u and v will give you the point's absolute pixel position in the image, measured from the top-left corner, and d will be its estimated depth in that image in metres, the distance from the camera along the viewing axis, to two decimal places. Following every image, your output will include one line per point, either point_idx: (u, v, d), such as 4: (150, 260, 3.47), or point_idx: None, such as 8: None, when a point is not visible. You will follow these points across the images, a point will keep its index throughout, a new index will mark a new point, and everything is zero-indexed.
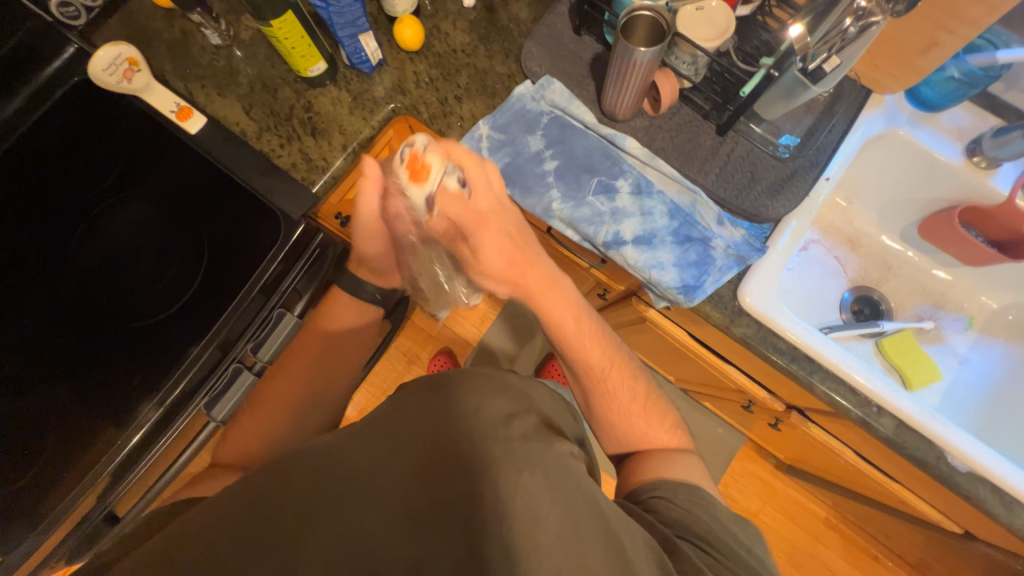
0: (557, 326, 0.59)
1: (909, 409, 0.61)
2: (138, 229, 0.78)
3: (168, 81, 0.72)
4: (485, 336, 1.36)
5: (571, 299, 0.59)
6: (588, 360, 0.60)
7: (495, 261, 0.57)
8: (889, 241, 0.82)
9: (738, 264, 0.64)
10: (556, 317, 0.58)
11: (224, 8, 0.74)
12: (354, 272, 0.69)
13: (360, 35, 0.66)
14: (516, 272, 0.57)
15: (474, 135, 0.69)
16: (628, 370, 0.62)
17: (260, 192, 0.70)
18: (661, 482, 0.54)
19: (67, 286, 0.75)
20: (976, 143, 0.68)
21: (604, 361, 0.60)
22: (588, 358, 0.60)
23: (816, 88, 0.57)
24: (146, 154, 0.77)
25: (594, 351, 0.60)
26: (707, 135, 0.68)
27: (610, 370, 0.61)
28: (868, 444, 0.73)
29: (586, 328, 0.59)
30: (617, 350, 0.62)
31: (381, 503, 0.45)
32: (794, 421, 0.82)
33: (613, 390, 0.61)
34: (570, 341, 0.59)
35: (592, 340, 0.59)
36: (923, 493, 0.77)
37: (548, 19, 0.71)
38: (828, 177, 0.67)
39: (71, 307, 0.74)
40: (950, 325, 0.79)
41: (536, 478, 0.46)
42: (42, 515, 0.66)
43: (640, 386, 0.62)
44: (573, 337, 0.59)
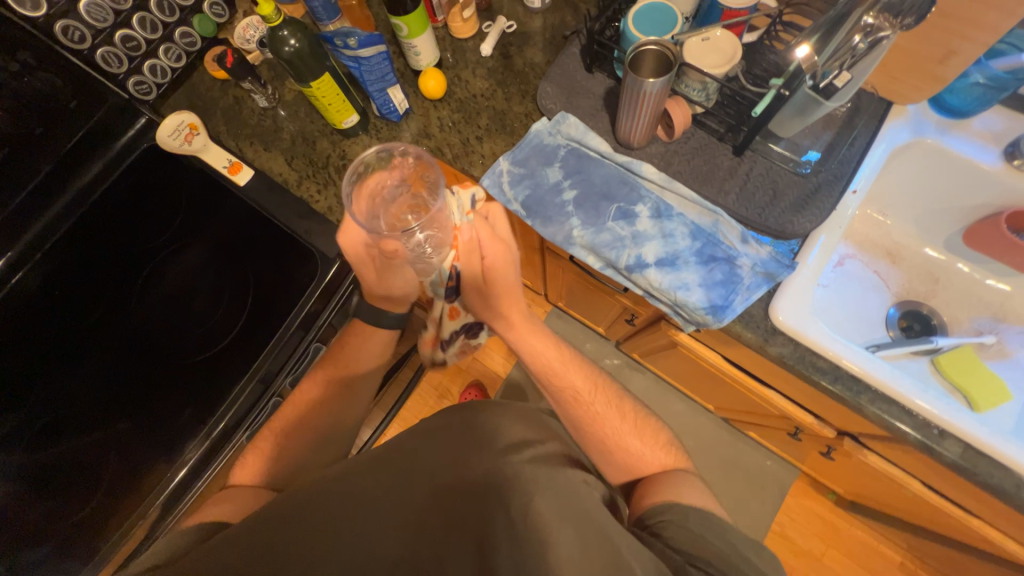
0: (539, 360, 0.64)
1: (976, 430, 0.55)
2: (191, 274, 0.84)
3: (222, 141, 0.81)
4: (514, 368, 1.35)
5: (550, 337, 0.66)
6: (574, 385, 0.63)
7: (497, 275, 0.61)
8: (934, 253, 0.78)
9: (767, 282, 0.63)
10: (536, 345, 0.64)
11: (270, 74, 0.84)
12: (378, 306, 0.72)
13: (388, 89, 0.73)
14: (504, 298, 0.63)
15: (496, 170, 0.72)
16: (612, 395, 0.64)
17: (300, 235, 0.75)
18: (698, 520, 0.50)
19: (129, 331, 0.81)
20: (1013, 147, 0.65)
21: (588, 387, 0.63)
22: (574, 384, 0.63)
23: (829, 103, 0.57)
24: (200, 206, 0.85)
25: (576, 377, 0.63)
26: (724, 156, 0.69)
27: (595, 394, 0.63)
28: (934, 472, 0.67)
29: (564, 357, 0.64)
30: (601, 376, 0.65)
31: None
32: (848, 449, 0.76)
33: (600, 416, 0.61)
34: (552, 367, 0.64)
35: (572, 366, 0.64)
36: (1010, 530, 0.68)
37: (561, 60, 0.76)
38: (855, 189, 0.66)
39: (132, 350, 0.80)
40: (1016, 338, 0.72)
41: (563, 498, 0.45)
42: (99, 545, 0.70)
43: (627, 406, 0.63)
44: (555, 368, 0.64)
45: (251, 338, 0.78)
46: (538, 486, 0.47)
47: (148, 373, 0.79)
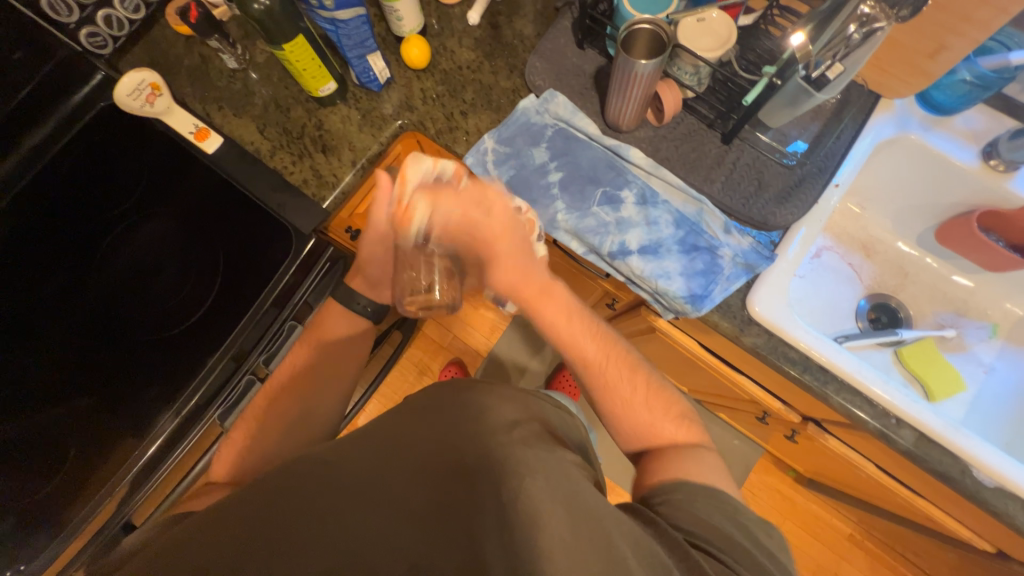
0: (557, 332, 0.59)
1: (930, 421, 0.58)
2: (156, 246, 0.80)
3: (188, 104, 0.76)
4: (495, 346, 1.36)
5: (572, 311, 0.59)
6: (588, 353, 0.59)
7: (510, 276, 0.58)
8: (906, 247, 0.80)
9: (746, 273, 0.63)
10: (553, 316, 0.58)
11: (240, 33, 0.78)
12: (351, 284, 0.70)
13: (368, 56, 0.68)
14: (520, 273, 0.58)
15: (480, 149, 0.70)
16: (630, 363, 0.60)
17: (273, 209, 0.72)
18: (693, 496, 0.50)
19: (91, 303, 0.77)
20: (992, 146, 0.66)
21: (606, 355, 0.59)
22: (586, 350, 0.59)
23: (821, 95, 0.56)
24: (164, 174, 0.79)
25: (593, 348, 0.59)
26: (713, 144, 0.68)
27: (608, 361, 0.59)
28: (890, 458, 0.71)
29: (582, 328, 0.59)
30: (615, 344, 0.61)
31: (378, 512, 0.45)
32: (811, 433, 0.80)
33: (620, 382, 0.59)
34: (566, 334, 0.59)
35: (591, 339, 0.59)
36: (950, 509, 0.73)
37: (551, 34, 0.72)
38: (837, 183, 0.66)
39: (93, 323, 0.76)
40: (974, 332, 0.76)
41: (537, 480, 0.46)
42: (66, 521, 0.69)
43: (640, 375, 0.60)
44: (579, 341, 0.59)
45: (223, 314, 0.75)
46: (527, 467, 0.46)
47: (110, 347, 0.75)
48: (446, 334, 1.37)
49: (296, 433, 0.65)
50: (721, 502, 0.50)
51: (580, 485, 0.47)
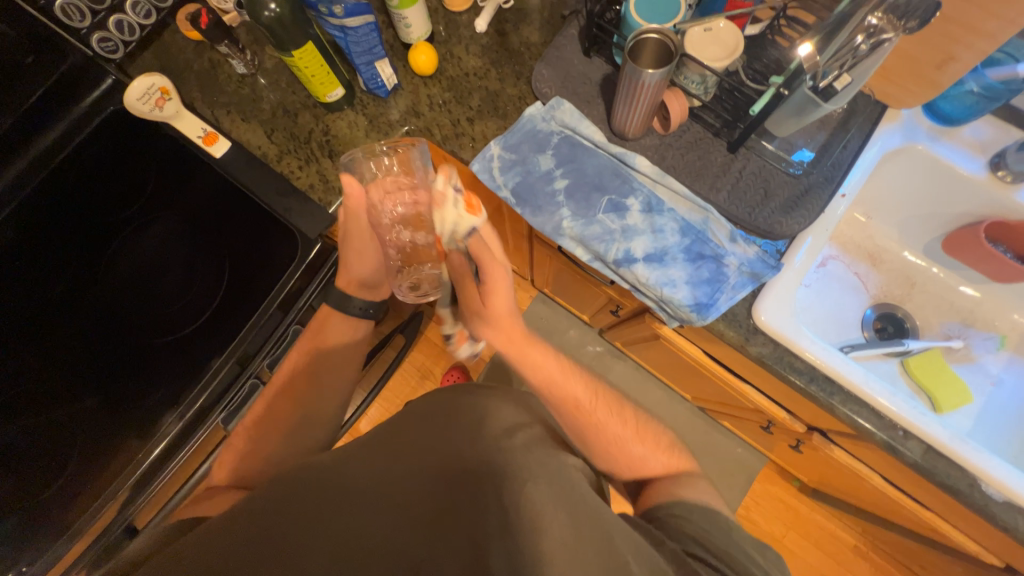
0: (542, 374, 0.61)
1: (938, 433, 0.58)
2: (164, 250, 0.82)
3: (196, 109, 0.76)
4: (498, 351, 1.36)
5: (546, 351, 0.62)
6: (576, 395, 0.60)
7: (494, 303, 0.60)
8: (912, 257, 0.80)
9: (752, 282, 0.63)
10: (536, 361, 0.61)
11: (249, 39, 0.78)
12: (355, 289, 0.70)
13: (376, 62, 0.69)
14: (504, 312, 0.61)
15: (485, 155, 0.70)
16: (614, 404, 0.62)
17: (279, 213, 0.72)
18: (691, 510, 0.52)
19: (101, 305, 0.79)
20: (999, 157, 0.66)
21: (589, 398, 0.61)
22: (574, 393, 0.61)
23: (828, 105, 0.56)
24: (173, 179, 0.81)
25: (573, 390, 0.61)
26: (718, 152, 0.68)
27: (596, 402, 0.61)
28: (896, 469, 0.70)
29: (566, 368, 0.62)
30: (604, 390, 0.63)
31: (382, 520, 0.45)
32: (816, 443, 0.79)
33: (601, 425, 0.59)
34: (554, 377, 0.61)
35: (573, 377, 0.61)
36: (958, 523, 0.72)
37: (558, 42, 0.73)
38: (844, 192, 0.66)
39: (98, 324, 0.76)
40: (981, 344, 0.75)
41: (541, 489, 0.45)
42: (69, 524, 0.69)
43: (628, 413, 0.62)
44: (560, 381, 0.61)
45: (228, 318, 0.75)
46: (531, 476, 0.46)
47: (116, 350, 0.76)
48: None
49: (299, 438, 0.65)
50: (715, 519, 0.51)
51: (585, 495, 0.46)
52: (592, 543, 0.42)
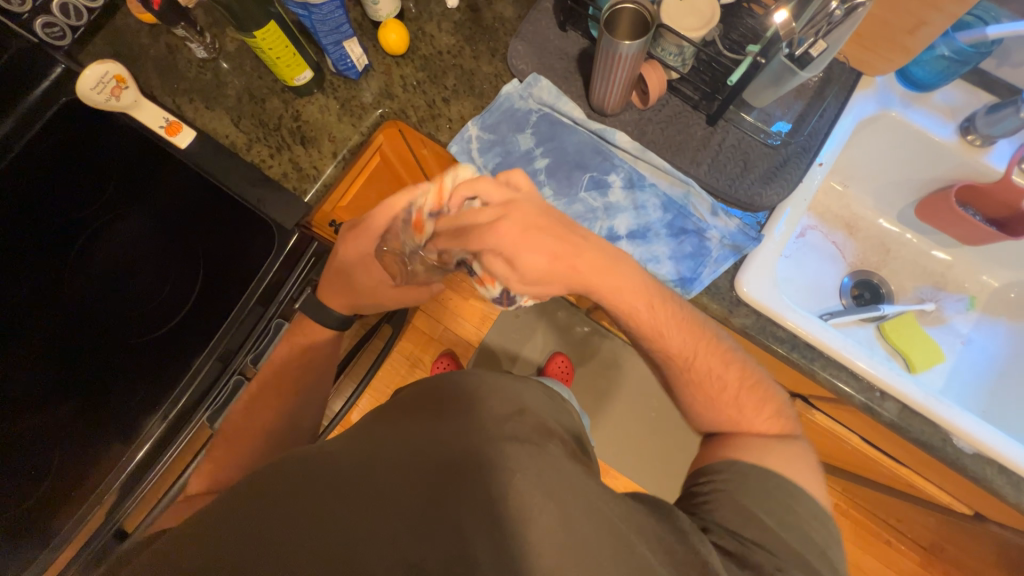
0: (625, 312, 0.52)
1: (913, 392, 0.60)
2: (132, 248, 0.77)
3: (156, 97, 0.73)
4: (486, 336, 1.36)
5: (644, 292, 0.51)
6: (669, 347, 0.55)
7: (536, 261, 0.47)
8: (887, 224, 0.82)
9: (734, 254, 0.64)
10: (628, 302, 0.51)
11: (209, 21, 0.75)
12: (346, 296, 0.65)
13: (344, 42, 0.66)
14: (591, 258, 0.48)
15: (463, 137, 0.68)
16: (726, 350, 0.58)
17: (252, 204, 0.70)
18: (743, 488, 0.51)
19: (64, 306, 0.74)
20: (969, 121, 0.67)
21: (690, 346, 0.55)
22: (667, 344, 0.55)
23: (804, 74, 0.56)
24: (137, 171, 0.76)
25: (676, 339, 0.55)
26: (698, 125, 0.67)
27: (695, 355, 0.56)
28: (874, 429, 0.72)
29: (667, 319, 0.53)
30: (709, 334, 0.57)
31: (373, 509, 0.44)
32: (799, 409, 0.82)
33: (690, 380, 0.57)
34: (654, 324, 0.53)
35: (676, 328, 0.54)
36: (932, 477, 0.76)
37: (533, 16, 0.71)
38: (821, 162, 0.67)
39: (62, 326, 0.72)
40: (952, 305, 0.78)
41: (530, 476, 0.45)
42: (55, 531, 0.67)
43: (734, 359, 0.58)
44: (659, 331, 0.54)
45: (207, 314, 0.73)
46: (517, 463, 0.46)
47: (87, 352, 0.73)
48: (436, 326, 1.37)
49: None
50: (773, 485, 0.50)
51: (570, 478, 0.46)
52: (581, 516, 0.43)
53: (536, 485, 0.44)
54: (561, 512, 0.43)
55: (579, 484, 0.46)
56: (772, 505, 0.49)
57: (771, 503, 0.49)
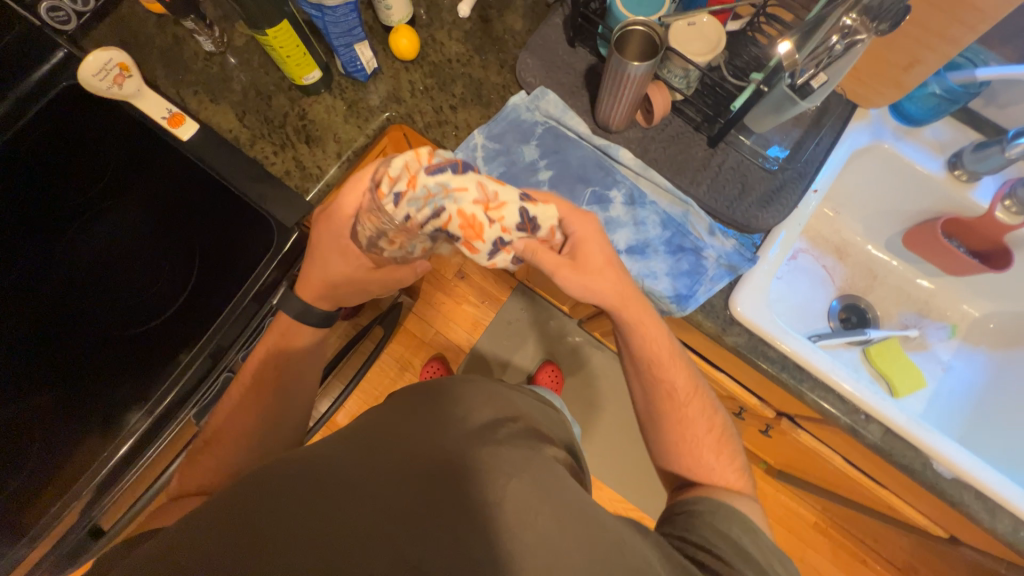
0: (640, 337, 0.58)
1: (895, 416, 0.62)
2: (121, 239, 0.75)
3: (160, 88, 0.72)
4: (478, 341, 1.36)
5: (657, 329, 0.59)
6: (673, 383, 0.60)
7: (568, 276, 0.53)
8: (875, 251, 0.84)
9: (729, 274, 0.65)
10: (649, 338, 0.59)
11: (218, 14, 0.74)
12: (339, 296, 0.64)
13: (355, 44, 0.66)
14: (611, 281, 0.55)
15: (469, 144, 0.69)
16: (707, 402, 0.62)
17: (252, 200, 0.69)
18: (721, 514, 0.51)
19: (49, 295, 0.73)
20: (957, 157, 0.70)
21: (687, 389, 0.60)
22: (674, 381, 0.60)
23: (804, 103, 0.58)
24: (133, 161, 0.75)
25: (680, 378, 0.60)
26: (699, 146, 0.69)
27: (691, 397, 0.61)
28: (857, 451, 0.74)
29: (675, 357, 0.60)
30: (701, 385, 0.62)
31: (361, 516, 0.43)
32: (785, 427, 0.83)
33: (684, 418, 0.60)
34: (658, 359, 0.59)
35: (678, 366, 0.60)
36: (910, 499, 0.77)
37: (543, 30, 0.72)
38: (816, 188, 0.69)
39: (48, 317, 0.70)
40: (934, 332, 0.81)
41: (525, 481, 0.46)
42: (27, 527, 0.64)
43: (717, 417, 0.62)
44: (663, 362, 0.59)
45: (200, 308, 0.72)
46: (510, 470, 0.46)
47: (70, 342, 0.71)
48: (428, 330, 1.36)
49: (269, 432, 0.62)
50: (745, 520, 0.51)
51: (563, 485, 0.46)
52: (572, 533, 0.43)
53: (528, 498, 0.44)
54: (553, 525, 0.43)
55: (572, 497, 0.46)
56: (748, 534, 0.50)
57: (748, 534, 0.49)
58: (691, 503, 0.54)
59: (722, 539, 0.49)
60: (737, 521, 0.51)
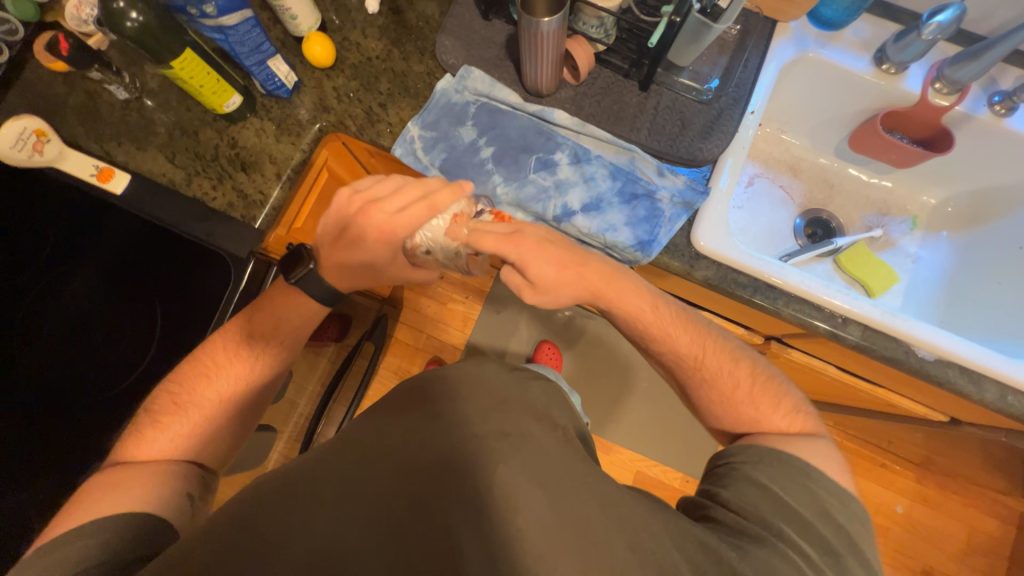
0: (624, 311, 0.59)
1: (871, 312, 0.63)
2: (78, 308, 0.71)
3: (82, 145, 0.70)
4: (471, 336, 1.36)
5: (642, 295, 0.59)
6: (676, 350, 0.59)
7: (547, 270, 0.56)
8: (827, 162, 0.85)
9: (686, 211, 0.65)
10: (632, 309, 0.59)
11: (125, 59, 0.72)
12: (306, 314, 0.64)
13: (268, 61, 0.65)
14: (574, 281, 0.57)
15: (406, 138, 0.68)
16: (732, 353, 0.60)
17: (202, 239, 0.69)
18: (758, 472, 0.50)
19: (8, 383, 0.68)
20: (881, 52, 0.70)
21: (696, 349, 0.59)
22: (676, 345, 0.59)
23: (718, 26, 0.58)
24: (73, 226, 0.71)
25: (684, 338, 0.59)
26: (632, 92, 0.69)
27: (703, 355, 0.59)
28: (846, 356, 0.75)
29: (666, 316, 0.59)
30: (711, 338, 0.60)
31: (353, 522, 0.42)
32: (775, 350, 0.84)
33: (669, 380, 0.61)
34: (651, 328, 0.59)
35: (681, 327, 0.59)
36: (903, 390, 0.79)
37: (455, 10, 0.72)
38: (753, 110, 0.69)
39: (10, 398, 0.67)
40: (897, 228, 0.82)
41: (512, 465, 0.46)
42: None
43: (744, 366, 0.59)
44: (656, 334, 0.59)
45: (175, 357, 0.71)
46: (500, 454, 0.46)
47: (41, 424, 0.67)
48: (420, 335, 1.36)
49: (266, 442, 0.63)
50: (789, 468, 0.50)
51: (555, 463, 0.47)
52: (565, 511, 0.44)
53: (518, 484, 0.44)
54: (545, 509, 0.43)
55: (561, 473, 0.46)
56: (795, 492, 0.49)
57: (790, 487, 0.49)
58: (739, 453, 0.53)
59: (751, 503, 0.48)
60: (783, 475, 0.50)
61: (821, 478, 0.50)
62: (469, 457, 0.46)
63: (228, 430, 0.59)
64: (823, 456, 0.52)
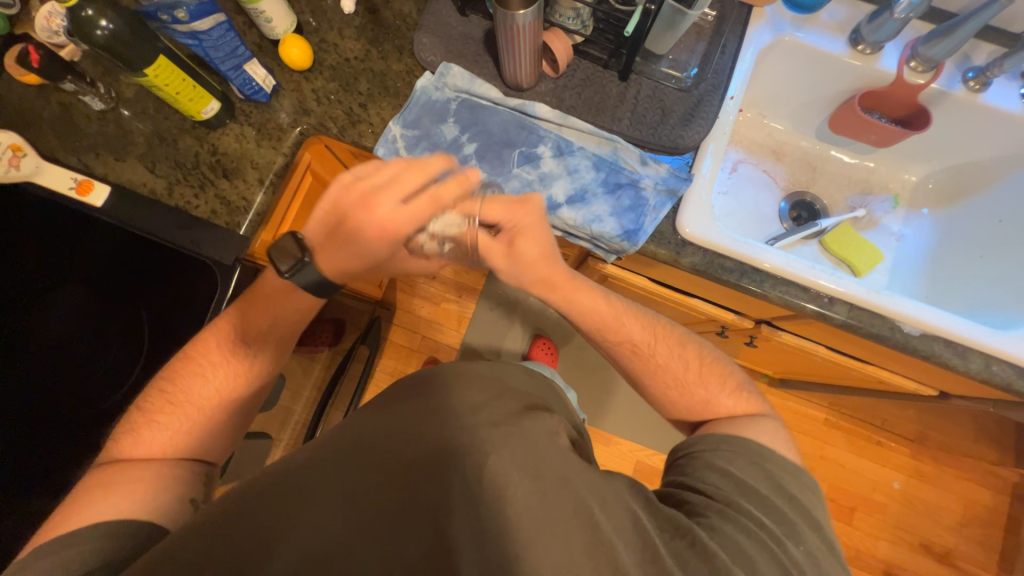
0: (579, 307, 0.62)
1: (856, 290, 0.64)
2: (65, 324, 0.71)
3: (60, 159, 0.69)
4: (466, 335, 1.36)
5: (593, 291, 0.63)
6: (631, 339, 0.62)
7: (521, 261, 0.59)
8: (809, 144, 0.86)
9: (670, 198, 0.66)
10: (586, 305, 0.62)
11: (99, 70, 0.71)
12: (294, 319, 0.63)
13: (244, 65, 0.65)
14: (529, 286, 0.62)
15: (388, 138, 0.68)
16: (677, 342, 0.63)
17: (185, 247, 0.68)
18: (718, 456, 0.52)
19: None
20: (856, 33, 0.71)
21: (648, 338, 0.62)
22: (630, 337, 0.62)
23: (692, 12, 0.59)
24: (55, 240, 0.71)
25: (633, 330, 0.62)
26: (612, 83, 0.69)
27: (655, 344, 0.62)
28: (835, 336, 0.76)
29: (617, 308, 0.62)
30: (665, 328, 0.63)
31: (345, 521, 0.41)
32: (766, 333, 0.85)
33: (660, 368, 0.61)
34: (605, 321, 0.62)
35: (628, 319, 0.62)
36: (892, 366, 0.80)
37: (432, 8, 0.71)
38: (732, 95, 0.70)
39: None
40: (880, 207, 0.83)
41: (505, 456, 0.45)
42: None
43: (689, 352, 0.62)
44: (610, 325, 0.62)
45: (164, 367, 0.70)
46: (493, 444, 0.45)
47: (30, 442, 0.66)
48: (414, 337, 1.36)
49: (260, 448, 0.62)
50: (746, 450, 0.51)
51: (548, 453, 0.46)
52: (558, 500, 0.43)
53: (511, 473, 0.43)
54: (536, 497, 0.43)
55: (554, 463, 0.46)
56: (751, 473, 0.50)
57: (748, 467, 0.50)
58: (694, 442, 0.55)
59: (720, 488, 0.49)
60: (741, 458, 0.51)
61: (785, 463, 0.51)
62: (462, 449, 0.45)
63: (222, 429, 0.59)
64: (772, 436, 0.54)
